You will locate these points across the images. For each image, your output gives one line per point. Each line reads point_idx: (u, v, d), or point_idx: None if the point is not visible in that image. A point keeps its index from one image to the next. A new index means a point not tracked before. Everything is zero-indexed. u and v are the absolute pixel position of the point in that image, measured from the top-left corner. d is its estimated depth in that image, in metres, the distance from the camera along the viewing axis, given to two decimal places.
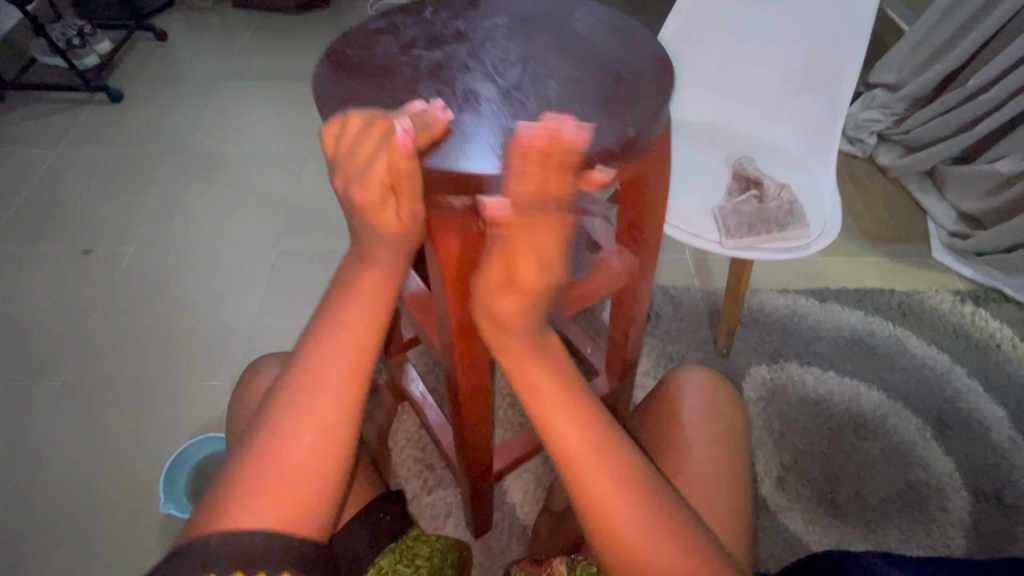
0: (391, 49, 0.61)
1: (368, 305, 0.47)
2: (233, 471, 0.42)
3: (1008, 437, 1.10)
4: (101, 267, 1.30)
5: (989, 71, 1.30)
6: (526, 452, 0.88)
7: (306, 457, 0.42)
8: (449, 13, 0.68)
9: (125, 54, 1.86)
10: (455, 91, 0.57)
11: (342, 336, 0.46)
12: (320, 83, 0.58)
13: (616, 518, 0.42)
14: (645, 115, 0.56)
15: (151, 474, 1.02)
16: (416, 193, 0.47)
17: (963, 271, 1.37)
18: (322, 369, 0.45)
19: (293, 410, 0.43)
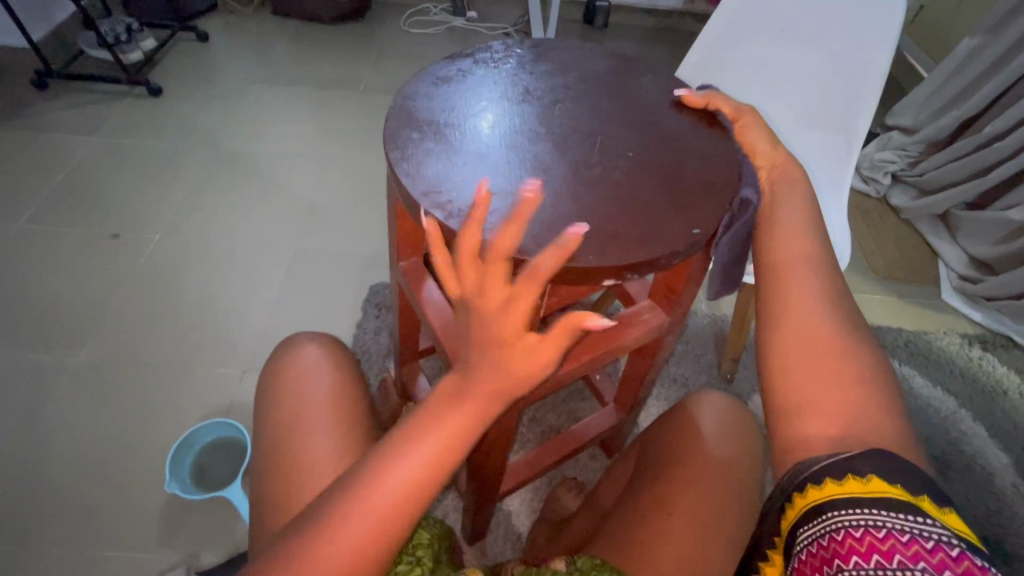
0: (468, 108, 0.68)
1: (484, 400, 0.39)
2: (276, 559, 0.37)
3: (1011, 483, 1.09)
4: (126, 251, 1.35)
5: (1005, 120, 1.32)
6: (533, 474, 0.89)
7: (346, 565, 0.36)
8: (516, 64, 0.74)
9: (167, 52, 1.94)
10: (526, 158, 0.63)
11: (432, 438, 0.39)
12: (403, 137, 0.64)
13: (804, 314, 0.44)
14: (710, 214, 0.60)
15: (156, 456, 1.04)
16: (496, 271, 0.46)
17: (973, 315, 1.38)
18: (394, 465, 0.38)
19: (354, 507, 0.37)
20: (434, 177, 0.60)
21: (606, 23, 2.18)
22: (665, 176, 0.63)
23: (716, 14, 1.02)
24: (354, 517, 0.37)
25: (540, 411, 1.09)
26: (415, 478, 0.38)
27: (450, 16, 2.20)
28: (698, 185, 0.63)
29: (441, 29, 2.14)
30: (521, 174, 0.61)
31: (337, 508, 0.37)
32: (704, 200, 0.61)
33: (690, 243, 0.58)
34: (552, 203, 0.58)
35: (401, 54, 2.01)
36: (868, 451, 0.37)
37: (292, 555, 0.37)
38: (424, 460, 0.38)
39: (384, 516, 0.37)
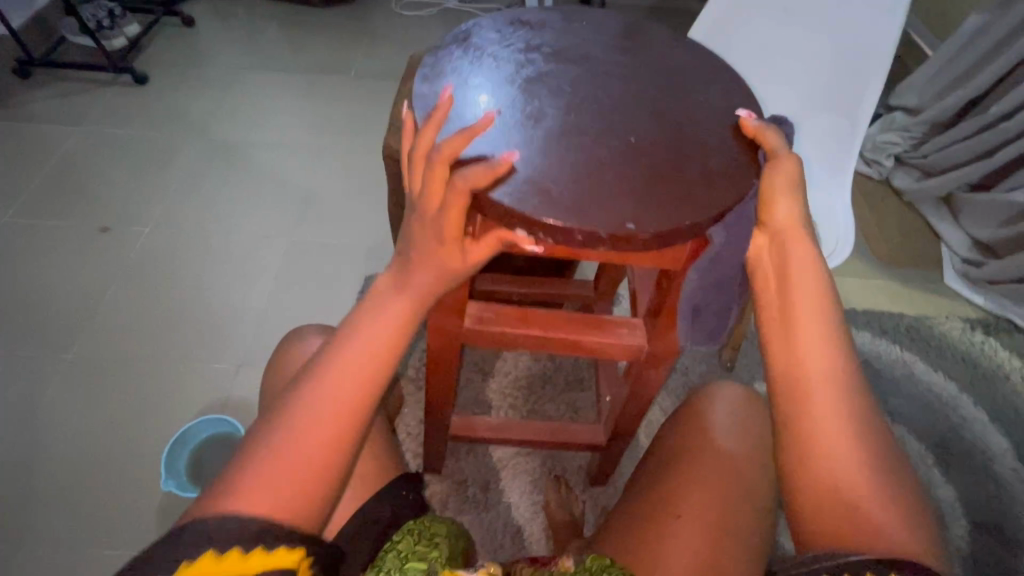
0: (496, 53, 0.63)
1: (404, 301, 0.49)
2: (242, 454, 0.41)
3: (1011, 468, 1.09)
4: (115, 245, 1.32)
5: (1011, 101, 1.29)
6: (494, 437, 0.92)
7: (313, 450, 0.41)
8: (556, 19, 0.68)
9: (152, 38, 1.88)
10: (518, 113, 0.58)
11: (372, 334, 0.46)
12: (445, 54, 0.63)
13: (829, 429, 0.43)
14: (725, 202, 0.55)
15: (151, 453, 1.03)
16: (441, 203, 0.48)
17: (974, 299, 1.36)
18: (342, 363, 0.45)
19: (309, 399, 0.43)
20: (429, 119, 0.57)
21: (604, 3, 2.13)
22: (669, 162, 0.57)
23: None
24: (312, 407, 0.42)
25: (539, 402, 1.08)
26: (369, 362, 0.45)
27: None
28: (726, 164, 0.57)
29: (434, 11, 2.09)
30: (514, 135, 0.56)
31: (291, 402, 0.43)
32: (720, 181, 0.56)
33: (614, 235, 0.52)
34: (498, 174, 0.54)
35: (393, 37, 1.96)
36: (897, 558, 0.37)
37: (256, 446, 0.41)
38: (365, 352, 0.45)
39: (341, 403, 0.43)
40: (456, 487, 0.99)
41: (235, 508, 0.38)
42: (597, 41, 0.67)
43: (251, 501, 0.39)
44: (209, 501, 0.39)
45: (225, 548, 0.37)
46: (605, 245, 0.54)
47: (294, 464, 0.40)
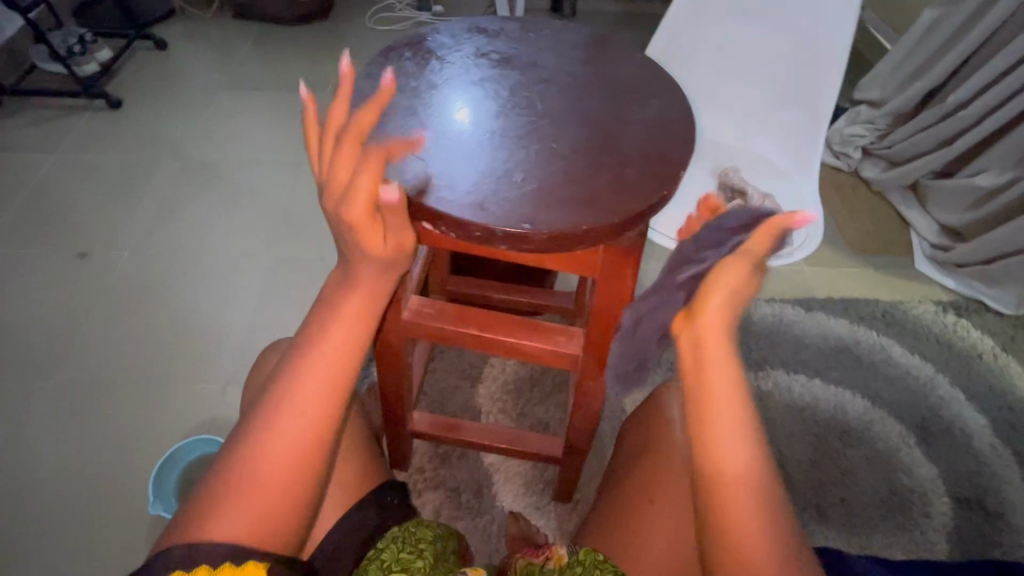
0: (453, 55, 0.62)
1: (353, 318, 0.47)
2: (209, 481, 0.41)
3: (989, 444, 1.12)
4: (95, 271, 1.31)
5: (968, 88, 1.35)
6: (454, 438, 0.88)
7: (276, 476, 0.41)
8: (519, 24, 0.68)
9: (125, 62, 1.88)
10: (450, 117, 0.56)
11: (325, 343, 0.46)
12: (397, 51, 0.62)
13: (728, 460, 0.42)
14: (647, 198, 0.52)
15: (140, 478, 1.02)
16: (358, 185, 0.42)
17: (946, 283, 1.40)
18: (298, 382, 0.44)
19: (268, 423, 0.43)
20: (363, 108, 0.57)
21: (574, 11, 2.17)
22: (590, 162, 0.55)
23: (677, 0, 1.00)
24: (273, 430, 0.42)
25: (528, 404, 1.09)
26: (332, 368, 0.45)
27: (415, 11, 2.17)
28: (670, 158, 0.56)
29: (407, 25, 2.11)
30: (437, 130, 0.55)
31: (253, 425, 0.43)
32: (646, 178, 0.54)
33: (509, 233, 0.49)
34: (413, 176, 0.52)
35: (368, 52, 1.98)
36: None
37: (222, 473, 0.41)
38: (321, 372, 0.45)
39: (304, 426, 0.43)
40: (447, 494, 0.99)
41: (208, 535, 0.39)
42: (562, 40, 0.67)
43: (223, 527, 0.40)
44: (186, 526, 0.40)
45: (208, 567, 0.38)
46: (502, 244, 0.51)
47: (267, 492, 0.41)
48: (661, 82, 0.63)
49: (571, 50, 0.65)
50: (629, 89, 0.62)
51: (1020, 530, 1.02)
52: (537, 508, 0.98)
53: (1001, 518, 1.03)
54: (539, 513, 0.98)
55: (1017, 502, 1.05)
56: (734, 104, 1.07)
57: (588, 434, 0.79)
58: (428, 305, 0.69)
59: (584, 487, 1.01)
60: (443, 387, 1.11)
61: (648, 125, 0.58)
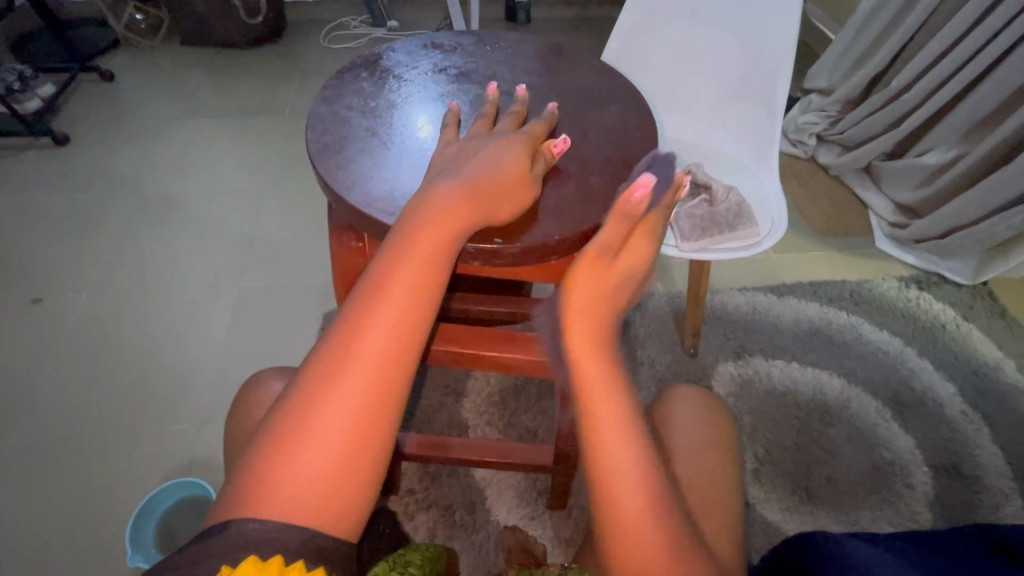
0: (413, 73, 0.62)
1: (414, 280, 0.43)
2: (261, 455, 0.38)
3: (960, 410, 1.16)
4: (52, 315, 1.25)
5: (909, 72, 1.41)
6: (443, 455, 0.87)
7: (337, 454, 0.39)
8: (476, 38, 0.68)
9: (69, 97, 1.81)
10: (413, 134, 0.55)
11: (386, 311, 0.42)
12: (356, 72, 0.61)
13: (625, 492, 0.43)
14: (618, 202, 0.53)
15: (117, 529, 0.97)
16: (365, 357, 0.41)
17: (905, 258, 1.46)
18: (355, 355, 0.41)
19: (323, 401, 0.39)
20: (321, 131, 0.55)
21: (528, 18, 2.19)
22: (552, 173, 0.54)
23: (629, 3, 1.02)
24: (329, 405, 0.39)
25: (514, 414, 1.08)
26: (390, 341, 0.41)
27: (370, 28, 2.15)
28: (633, 161, 0.56)
29: (363, 42, 2.09)
30: (398, 147, 0.54)
31: (307, 398, 0.40)
32: (615, 186, 0.54)
33: (482, 249, 0.49)
34: (379, 192, 0.50)
35: (325, 72, 1.95)
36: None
37: (273, 453, 0.38)
38: (380, 344, 0.41)
39: (362, 403, 0.40)
40: (440, 514, 0.97)
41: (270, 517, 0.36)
42: (521, 51, 0.67)
43: (285, 512, 0.37)
44: (238, 506, 0.37)
45: (267, 555, 0.34)
46: (477, 262, 0.50)
47: (332, 471, 0.38)
48: (620, 88, 0.64)
49: (528, 61, 0.66)
50: (589, 96, 0.63)
51: (997, 491, 1.05)
52: (533, 518, 0.97)
53: (978, 481, 1.07)
54: (535, 523, 0.97)
55: (991, 465, 1.09)
56: (693, 98, 1.08)
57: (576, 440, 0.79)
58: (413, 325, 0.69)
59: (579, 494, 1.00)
60: (428, 405, 1.09)
61: (609, 131, 0.59)
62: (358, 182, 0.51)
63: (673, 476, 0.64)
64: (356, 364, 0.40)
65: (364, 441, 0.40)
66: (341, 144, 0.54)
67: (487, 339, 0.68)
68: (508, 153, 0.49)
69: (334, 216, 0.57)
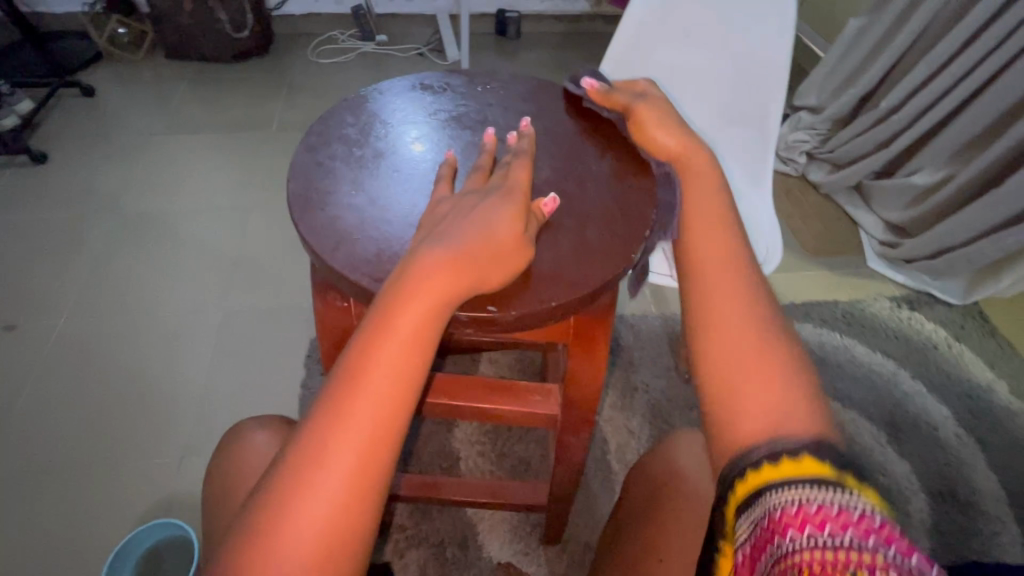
0: (401, 116, 0.59)
1: (398, 356, 0.40)
2: (233, 554, 0.35)
3: (954, 434, 1.16)
4: (26, 343, 1.20)
5: (898, 93, 1.42)
6: (433, 495, 0.84)
7: (312, 556, 0.35)
8: (466, 77, 0.66)
9: (49, 112, 1.76)
10: (401, 186, 0.53)
11: (370, 388, 0.39)
12: (341, 117, 0.59)
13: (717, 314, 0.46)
14: (617, 259, 0.51)
15: (91, 571, 0.93)
16: (347, 442, 0.38)
17: (897, 278, 1.45)
18: (335, 440, 0.38)
19: (298, 494, 0.36)
20: (305, 183, 0.53)
21: (519, 33, 2.19)
22: (544, 228, 0.52)
23: (621, 27, 1.00)
24: (306, 499, 0.36)
25: (507, 445, 1.06)
26: (374, 422, 0.38)
27: (359, 42, 2.13)
28: (634, 210, 0.55)
29: (352, 56, 2.07)
30: (385, 200, 0.51)
31: (281, 491, 0.37)
32: (612, 243, 0.52)
33: (476, 317, 0.47)
34: (367, 252, 0.47)
35: (313, 86, 1.92)
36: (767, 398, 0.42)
37: (245, 552, 0.35)
38: (363, 426, 0.38)
39: (342, 495, 0.37)
40: (432, 552, 0.94)
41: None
42: (515, 90, 0.65)
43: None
44: None
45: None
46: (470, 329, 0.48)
47: (308, 572, 0.35)
48: (614, 126, 0.63)
49: (520, 101, 0.64)
50: (585, 138, 0.61)
51: (994, 518, 1.04)
52: (526, 554, 0.95)
53: (976, 507, 1.06)
54: (529, 559, 0.94)
55: (987, 489, 1.08)
56: (686, 125, 1.07)
57: (572, 481, 0.77)
58: None
59: (574, 527, 0.98)
60: (418, 437, 1.06)
61: (607, 176, 0.58)
62: (344, 243, 0.48)
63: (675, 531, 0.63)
64: (334, 451, 0.37)
65: (345, 534, 0.36)
66: (325, 198, 0.51)
67: (480, 385, 0.66)
68: (500, 213, 0.47)
69: (318, 272, 0.54)
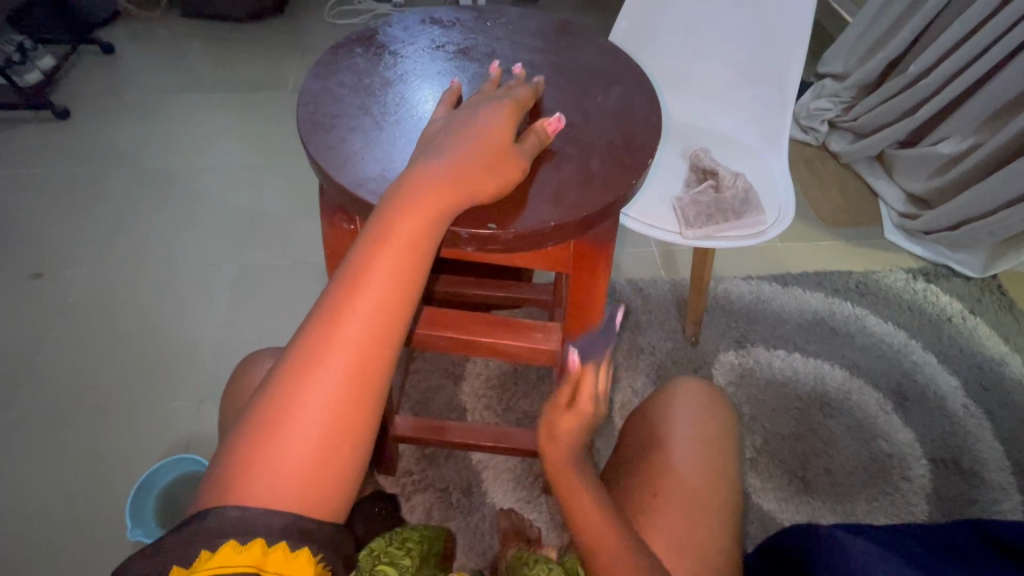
0: (410, 49, 0.60)
1: (396, 262, 0.42)
2: (241, 446, 0.38)
3: (962, 405, 1.15)
4: (53, 290, 1.25)
5: (926, 58, 1.37)
6: (438, 436, 0.87)
7: (317, 443, 0.38)
8: (477, 15, 0.65)
9: (70, 69, 1.79)
10: (408, 113, 0.54)
11: (370, 291, 0.41)
12: (352, 47, 0.59)
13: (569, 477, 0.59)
14: (618, 189, 0.51)
15: (115, 501, 0.99)
16: (348, 341, 0.40)
17: (914, 249, 1.43)
18: (335, 340, 0.40)
19: (302, 390, 0.39)
20: (315, 107, 0.53)
21: None
22: (547, 153, 0.53)
23: None
24: (312, 391, 0.39)
25: (512, 399, 1.08)
26: (373, 324, 0.40)
27: (376, 3, 2.11)
28: (639, 147, 0.55)
29: (368, 17, 2.05)
30: (392, 125, 0.52)
31: (286, 387, 0.39)
32: (613, 173, 0.52)
33: (475, 235, 0.47)
34: (372, 173, 0.49)
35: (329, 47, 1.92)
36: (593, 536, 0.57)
37: (253, 441, 0.37)
38: (363, 328, 0.40)
39: (343, 389, 0.39)
40: (437, 494, 0.98)
41: (252, 502, 0.36)
42: (525, 28, 0.65)
43: (270, 497, 0.36)
44: (221, 494, 0.36)
45: (247, 539, 0.34)
46: (470, 248, 0.49)
47: (315, 456, 0.38)
48: (624, 68, 0.62)
49: (530, 39, 0.64)
50: (595, 76, 0.61)
51: (995, 486, 1.05)
52: (529, 502, 0.98)
53: (978, 475, 1.06)
54: (531, 506, 0.97)
55: (990, 459, 1.08)
56: (702, 79, 1.05)
57: None
58: None
59: None
60: (426, 387, 1.09)
61: (613, 112, 0.57)
62: (350, 163, 0.49)
63: (669, 473, 0.65)
64: (337, 351, 0.39)
65: (346, 425, 0.39)
66: (334, 122, 0.52)
67: (482, 322, 0.67)
68: (494, 134, 0.48)
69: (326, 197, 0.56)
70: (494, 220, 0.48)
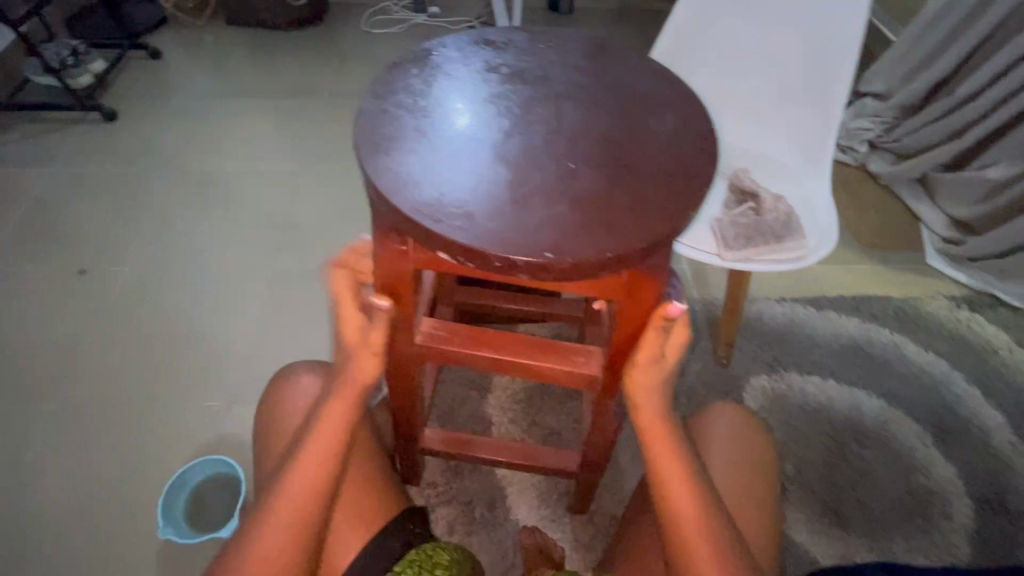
0: (463, 70, 0.60)
1: (342, 406, 0.60)
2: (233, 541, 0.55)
3: (1008, 442, 1.10)
4: (95, 287, 1.29)
5: (976, 80, 1.33)
6: (466, 451, 0.87)
7: (277, 543, 0.54)
8: (528, 36, 0.66)
9: (119, 72, 1.85)
10: (461, 136, 0.54)
11: (323, 428, 0.59)
12: (407, 67, 0.60)
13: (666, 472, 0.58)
14: (671, 216, 0.50)
15: (147, 498, 1.00)
16: (306, 461, 0.57)
17: (958, 276, 1.38)
18: (297, 463, 0.57)
19: (270, 500, 0.56)
20: (371, 128, 0.54)
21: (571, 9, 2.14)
22: (601, 178, 0.52)
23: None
24: (276, 502, 0.55)
25: (539, 415, 1.07)
26: (322, 449, 0.58)
27: (412, 13, 2.14)
28: (690, 173, 0.54)
29: (404, 27, 2.08)
30: (446, 148, 0.53)
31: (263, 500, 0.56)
32: (665, 201, 0.51)
33: (531, 262, 0.47)
34: (428, 197, 0.49)
35: (364, 56, 1.95)
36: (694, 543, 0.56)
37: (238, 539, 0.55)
38: (314, 453, 0.58)
39: (296, 502, 0.55)
40: (460, 509, 0.97)
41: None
42: (574, 50, 0.65)
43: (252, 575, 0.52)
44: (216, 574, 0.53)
45: None
46: (523, 275, 0.48)
47: (276, 553, 0.53)
48: (673, 92, 0.61)
49: (580, 61, 0.63)
50: (644, 99, 0.60)
51: None
52: (553, 520, 0.97)
53: None
54: (555, 525, 0.96)
55: None
56: (744, 100, 1.04)
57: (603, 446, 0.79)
58: (439, 326, 0.68)
59: (602, 500, 0.99)
60: (453, 399, 1.09)
61: (664, 137, 0.57)
62: (406, 186, 0.50)
63: None
64: (297, 472, 0.56)
65: (295, 529, 0.54)
66: (390, 143, 0.53)
67: (521, 343, 0.67)
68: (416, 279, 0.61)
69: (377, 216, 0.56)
70: (550, 246, 0.47)
